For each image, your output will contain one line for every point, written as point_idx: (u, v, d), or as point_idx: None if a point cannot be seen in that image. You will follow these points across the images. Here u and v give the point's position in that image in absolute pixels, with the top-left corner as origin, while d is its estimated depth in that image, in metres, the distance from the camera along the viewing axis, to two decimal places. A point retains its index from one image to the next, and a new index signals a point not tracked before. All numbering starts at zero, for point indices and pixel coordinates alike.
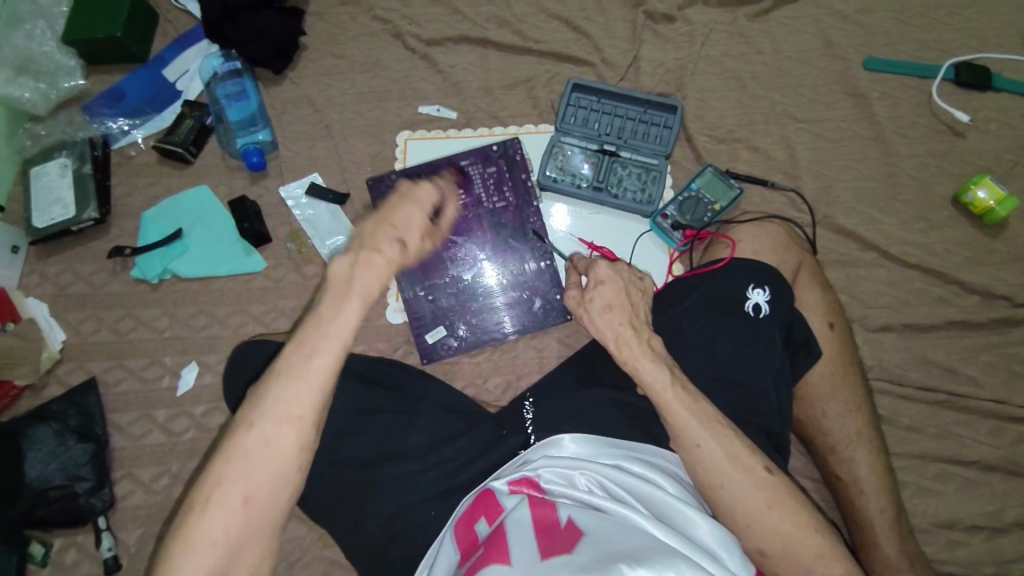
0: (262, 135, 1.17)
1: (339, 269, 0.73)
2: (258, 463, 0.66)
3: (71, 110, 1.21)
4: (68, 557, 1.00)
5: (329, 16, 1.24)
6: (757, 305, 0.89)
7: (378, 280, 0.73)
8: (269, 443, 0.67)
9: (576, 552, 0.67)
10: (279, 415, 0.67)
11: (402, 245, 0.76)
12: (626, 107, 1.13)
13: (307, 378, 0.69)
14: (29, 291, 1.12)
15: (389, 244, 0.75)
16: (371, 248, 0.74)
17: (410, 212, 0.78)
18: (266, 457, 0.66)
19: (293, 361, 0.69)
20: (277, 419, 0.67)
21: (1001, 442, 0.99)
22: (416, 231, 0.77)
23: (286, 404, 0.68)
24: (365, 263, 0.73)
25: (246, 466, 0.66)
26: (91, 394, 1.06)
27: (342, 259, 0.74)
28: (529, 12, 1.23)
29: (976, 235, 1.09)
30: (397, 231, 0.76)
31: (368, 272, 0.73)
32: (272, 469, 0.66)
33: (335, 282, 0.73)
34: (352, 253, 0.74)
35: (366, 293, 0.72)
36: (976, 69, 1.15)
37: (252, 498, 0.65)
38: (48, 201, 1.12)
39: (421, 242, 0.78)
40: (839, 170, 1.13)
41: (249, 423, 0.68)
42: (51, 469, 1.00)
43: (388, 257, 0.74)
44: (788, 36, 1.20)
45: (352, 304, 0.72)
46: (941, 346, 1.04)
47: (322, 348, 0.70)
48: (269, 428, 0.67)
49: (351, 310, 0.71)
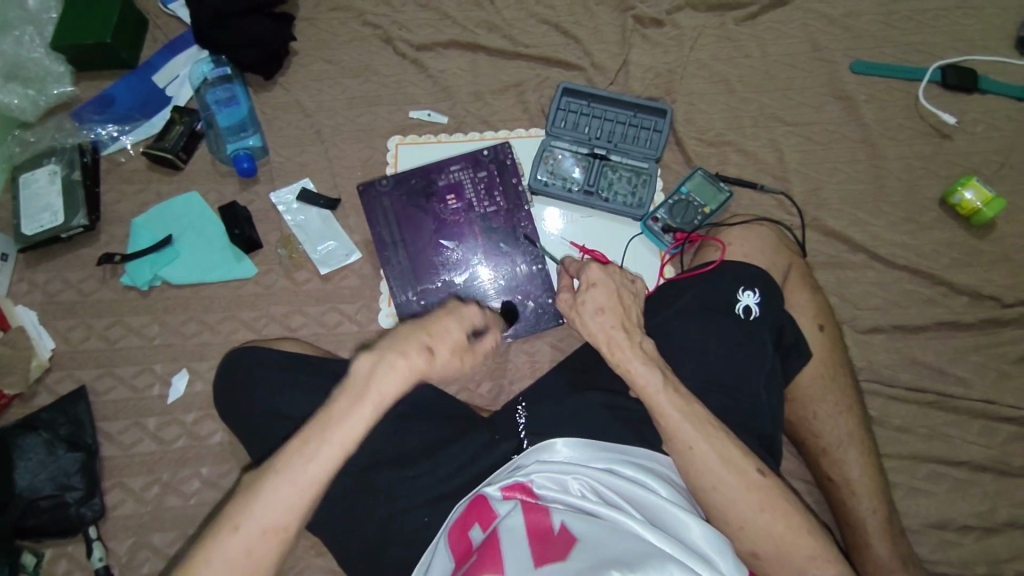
0: (252, 141, 1.17)
1: (363, 364, 0.74)
2: (234, 565, 0.67)
3: (60, 117, 1.20)
4: (59, 567, 1.00)
5: (318, 21, 1.24)
6: (747, 307, 0.90)
7: (395, 388, 0.73)
8: (251, 550, 0.68)
9: (570, 560, 0.67)
10: (266, 522, 0.69)
11: (430, 354, 0.75)
12: (615, 111, 1.14)
13: (299, 480, 0.70)
14: (18, 299, 1.11)
15: (417, 352, 0.75)
16: (399, 351, 0.74)
17: (449, 325, 0.78)
18: (241, 561, 0.68)
19: (291, 462, 0.71)
20: (265, 528, 0.69)
21: (991, 442, 1.00)
22: (447, 343, 0.76)
23: (271, 504, 0.69)
24: (390, 366, 0.73)
25: (224, 561, 0.67)
26: (80, 402, 1.05)
27: (365, 357, 0.75)
28: (519, 17, 1.24)
29: (964, 236, 1.10)
30: (430, 339, 0.76)
31: (391, 376, 0.73)
32: (250, 564, 0.68)
33: (353, 380, 0.74)
34: (379, 351, 0.75)
35: (379, 398, 0.73)
36: (961, 72, 1.16)
37: None
38: (37, 208, 1.11)
39: (449, 354, 0.76)
40: (828, 173, 1.14)
41: (234, 526, 0.69)
42: (40, 479, 1.00)
43: (413, 363, 0.74)
44: (776, 40, 1.21)
45: (363, 409, 0.72)
46: (931, 346, 1.05)
47: (320, 454, 0.71)
48: (255, 530, 0.68)
49: (364, 414, 0.72)
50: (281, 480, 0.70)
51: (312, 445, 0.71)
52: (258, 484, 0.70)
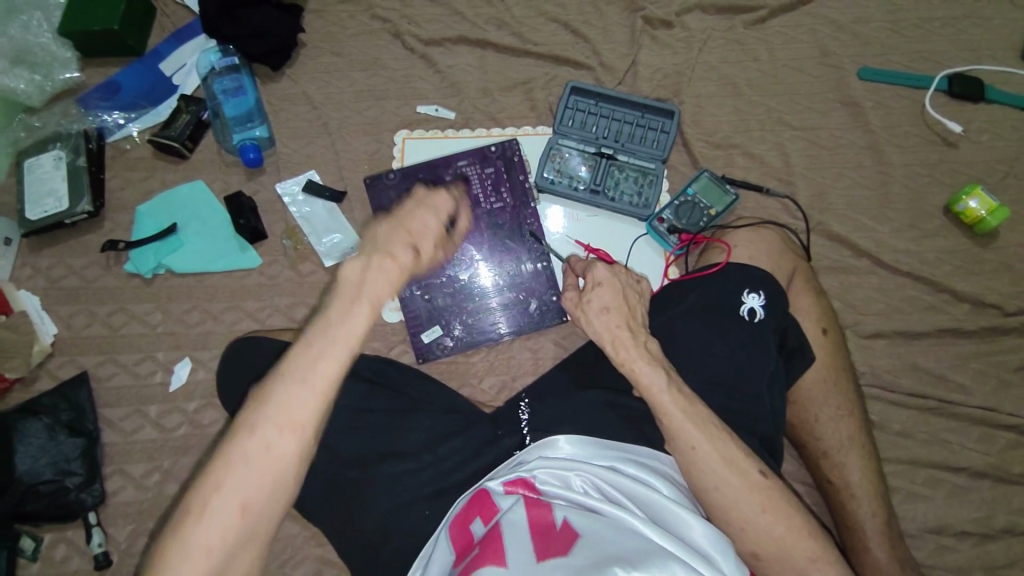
0: (259, 131, 1.17)
1: (351, 270, 0.72)
2: (258, 472, 0.64)
3: (66, 103, 1.20)
4: (58, 552, 1.00)
5: (328, 13, 1.24)
6: (751, 309, 0.90)
7: (387, 289, 0.72)
8: (269, 447, 0.64)
9: (572, 555, 0.67)
10: (281, 420, 0.65)
11: (416, 252, 0.75)
12: (623, 111, 1.14)
13: (310, 381, 0.67)
14: (21, 283, 1.11)
15: (404, 251, 0.74)
16: (385, 252, 0.73)
17: (425, 219, 0.77)
18: (265, 468, 0.64)
19: (295, 369, 0.67)
20: (278, 425, 0.65)
21: (990, 448, 1.00)
22: (429, 237, 0.76)
23: (286, 408, 0.66)
24: (378, 268, 0.72)
25: (239, 479, 0.63)
26: (82, 388, 1.05)
27: (354, 262, 0.73)
28: (529, 14, 1.24)
29: (967, 244, 1.10)
30: (411, 236, 0.75)
31: (379, 278, 0.72)
32: (269, 477, 0.64)
33: (345, 284, 0.72)
34: (367, 254, 0.73)
35: (374, 297, 0.71)
36: (968, 81, 1.17)
37: (250, 504, 0.63)
38: (41, 193, 1.11)
39: (433, 248, 0.77)
40: (833, 178, 1.14)
41: (249, 428, 0.65)
42: (41, 464, 1.00)
43: (399, 262, 0.73)
44: (784, 44, 1.21)
45: (363, 309, 0.70)
46: (932, 353, 1.05)
47: (332, 349, 0.68)
48: (270, 433, 0.65)
49: (360, 319, 0.70)
50: (283, 389, 0.66)
51: (311, 350, 0.68)
52: (264, 396, 0.66)
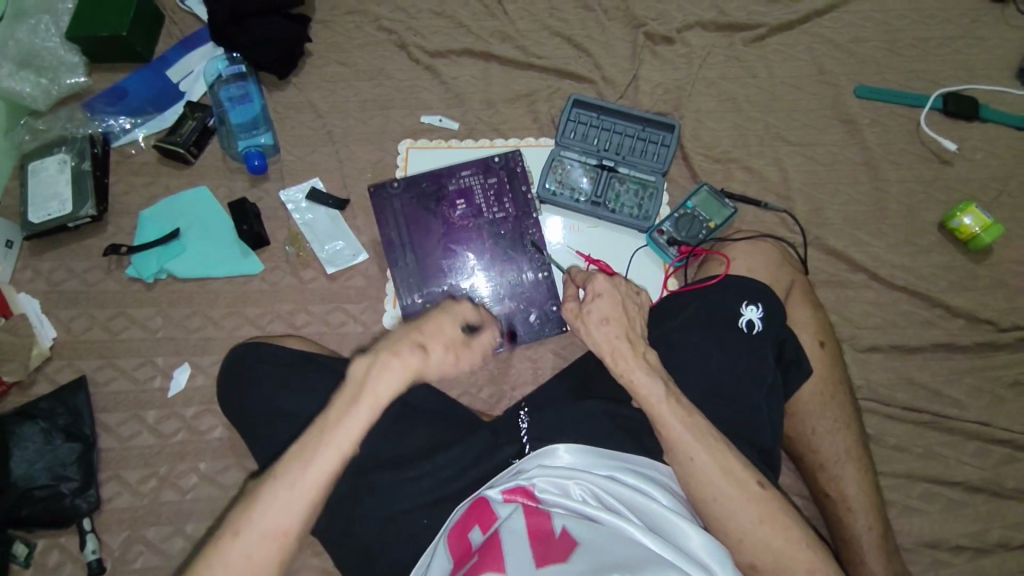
0: (263, 138, 1.18)
1: (359, 369, 0.79)
2: (245, 562, 0.70)
3: (72, 107, 1.21)
4: (52, 558, 0.99)
5: (333, 24, 1.25)
6: (750, 321, 0.91)
7: (393, 388, 0.77)
8: (261, 529, 0.71)
9: (571, 562, 0.67)
10: (267, 526, 0.71)
11: (423, 352, 0.79)
12: (624, 125, 1.15)
13: (296, 490, 0.73)
14: (21, 286, 1.11)
15: (410, 351, 0.79)
16: (392, 352, 0.79)
17: (441, 323, 0.81)
18: (248, 569, 0.70)
19: (279, 487, 0.73)
20: (262, 533, 0.71)
21: (984, 463, 1.01)
22: (439, 340, 0.80)
23: (283, 490, 0.73)
24: (384, 367, 0.77)
25: (225, 569, 0.70)
26: (80, 392, 1.05)
27: (365, 359, 0.79)
28: (532, 28, 1.26)
29: (962, 260, 1.12)
30: (422, 338, 0.80)
31: (387, 377, 0.77)
32: (249, 575, 0.70)
33: (351, 384, 0.78)
34: (374, 355, 0.79)
35: (378, 398, 0.76)
36: (963, 100, 1.19)
37: (237, 573, 0.70)
38: (45, 196, 1.11)
39: (442, 352, 0.80)
40: (830, 194, 1.16)
41: (250, 505, 0.73)
42: (37, 468, 1.00)
43: (407, 364, 0.78)
44: (783, 62, 1.23)
45: (365, 403, 0.76)
46: (927, 367, 1.06)
47: (316, 460, 0.74)
48: (264, 510, 0.72)
49: (358, 418, 0.75)
50: (267, 502, 0.72)
51: (304, 455, 0.74)
52: (256, 495, 0.73)
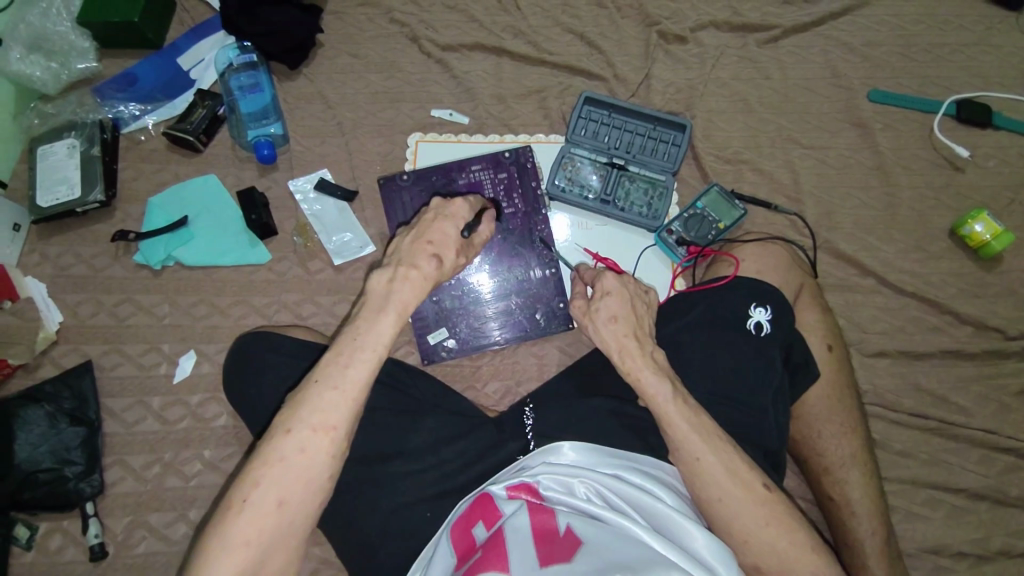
0: (273, 128, 1.17)
1: (379, 282, 0.79)
2: (298, 461, 0.69)
3: (81, 92, 1.20)
4: (53, 541, 0.99)
5: (346, 15, 1.25)
6: (759, 323, 0.90)
7: (415, 296, 0.78)
8: (304, 451, 0.70)
9: (575, 562, 0.67)
10: (316, 421, 0.71)
11: (439, 261, 0.80)
12: (635, 123, 1.15)
13: (342, 389, 0.72)
14: (28, 270, 1.11)
15: (427, 261, 0.80)
16: (410, 263, 0.80)
17: (445, 228, 0.83)
18: (302, 465, 0.69)
19: (321, 389, 0.72)
20: (313, 428, 0.70)
21: (989, 471, 1.01)
22: (451, 246, 0.82)
23: (321, 413, 0.71)
24: (403, 278, 0.79)
25: (280, 469, 0.68)
26: (86, 377, 1.05)
27: (381, 273, 0.79)
28: (545, 24, 1.25)
29: (971, 267, 1.11)
30: (433, 247, 0.81)
31: (406, 288, 0.78)
32: (305, 475, 0.69)
33: (373, 295, 0.78)
34: (392, 267, 0.80)
35: (402, 308, 0.77)
36: (977, 106, 1.18)
37: (286, 502, 0.68)
38: (54, 180, 1.11)
39: (454, 256, 0.82)
40: (841, 198, 1.15)
41: (287, 430, 0.71)
42: (41, 452, 1.00)
43: (425, 272, 0.79)
44: (796, 64, 1.23)
45: (388, 318, 0.76)
46: (934, 373, 1.06)
47: (354, 364, 0.74)
48: (304, 432, 0.70)
49: (388, 323, 0.76)
50: (314, 403, 0.71)
51: (340, 361, 0.74)
52: (302, 396, 0.72)
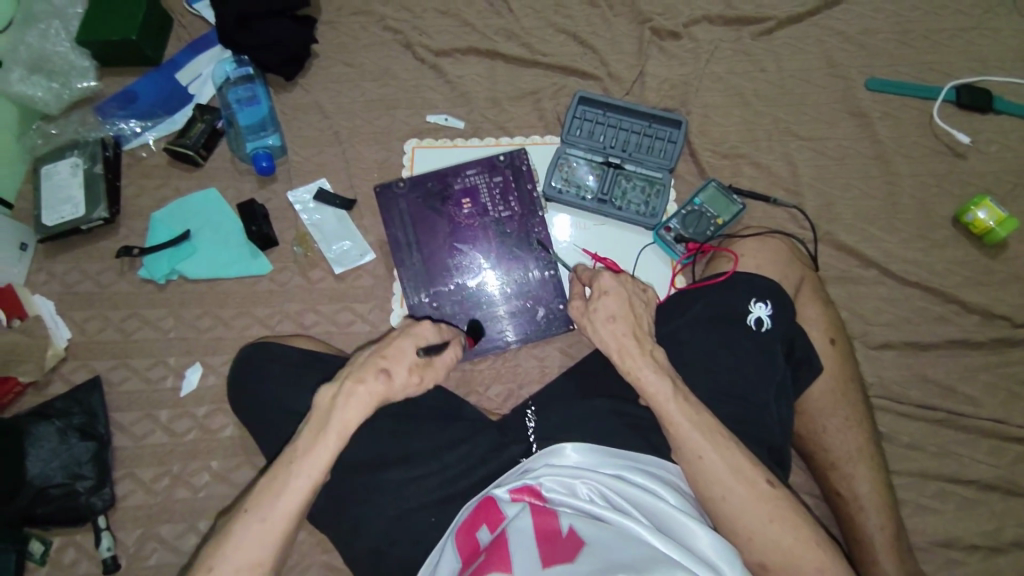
0: (272, 139, 1.19)
1: (325, 397, 0.80)
2: (236, 555, 0.73)
3: (83, 111, 1.22)
4: (66, 556, 1.01)
5: (340, 25, 1.26)
6: (759, 319, 0.90)
7: (360, 414, 0.79)
8: None
9: (578, 562, 0.67)
10: (241, 556, 0.73)
11: (387, 376, 0.80)
12: (630, 121, 1.15)
13: (269, 522, 0.75)
14: (36, 288, 1.13)
15: (375, 377, 0.80)
16: (358, 378, 0.80)
17: (403, 345, 0.82)
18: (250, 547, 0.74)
19: (263, 501, 0.76)
20: (236, 563, 0.73)
21: (999, 460, 1.00)
22: (403, 363, 0.81)
23: (244, 545, 0.74)
24: (349, 395, 0.79)
25: (223, 568, 0.73)
26: (94, 392, 1.06)
27: (329, 389, 0.81)
28: (538, 25, 1.25)
29: (975, 254, 1.10)
30: (385, 360, 0.81)
31: (351, 408, 0.78)
32: None
33: (319, 414, 0.80)
34: (340, 382, 0.81)
35: (343, 426, 0.78)
36: (977, 92, 1.17)
37: None
38: (58, 199, 1.13)
39: (406, 374, 0.81)
40: (841, 189, 1.15)
41: (209, 567, 0.74)
42: (52, 468, 1.01)
43: (371, 390, 0.79)
44: (792, 55, 1.22)
45: (327, 441, 0.78)
46: (940, 364, 1.05)
47: (295, 484, 0.76)
48: (228, 567, 0.73)
49: (327, 442, 0.78)
50: (254, 518, 0.75)
51: (240, 530, 0.75)
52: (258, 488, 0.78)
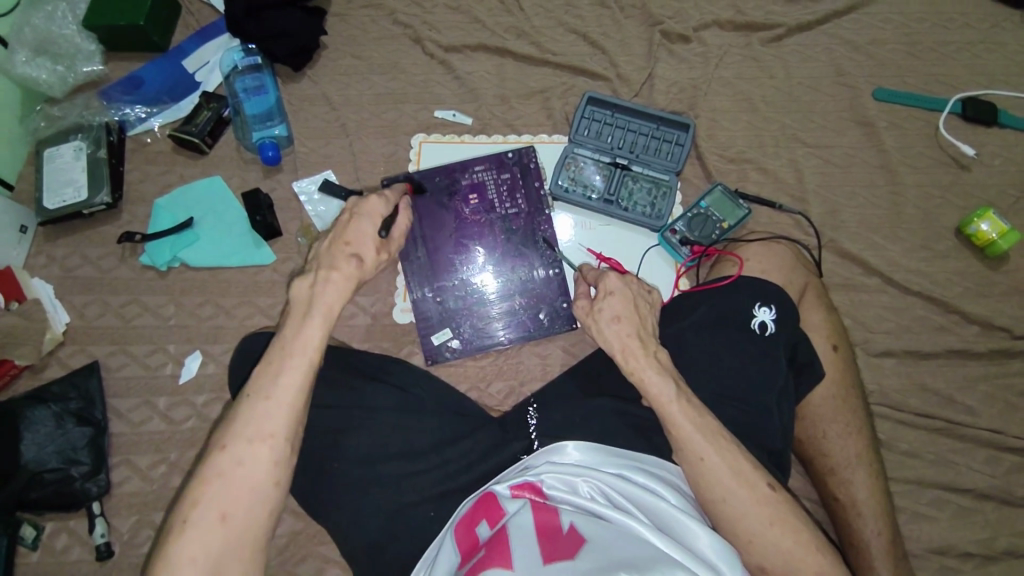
0: (278, 129, 1.17)
1: (301, 288, 0.82)
2: (218, 495, 0.70)
3: (88, 95, 1.21)
4: (59, 542, 1.00)
5: (350, 17, 1.25)
6: (762, 323, 0.90)
7: (339, 297, 0.81)
8: (242, 461, 0.72)
9: (578, 558, 0.67)
10: (253, 430, 0.73)
11: (359, 259, 0.84)
12: (638, 123, 1.15)
13: (274, 398, 0.75)
14: (35, 271, 1.12)
15: (347, 261, 0.83)
16: (330, 265, 0.83)
17: (363, 227, 0.87)
18: (241, 475, 0.71)
19: (234, 436, 0.73)
20: (251, 439, 0.73)
21: (996, 471, 1.00)
22: (369, 243, 0.86)
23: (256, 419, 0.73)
24: (326, 280, 0.82)
25: (216, 493, 0.70)
26: (92, 377, 1.05)
27: (302, 279, 0.82)
28: (548, 25, 1.25)
29: (977, 266, 1.11)
30: (352, 247, 0.85)
31: (330, 289, 0.81)
32: (246, 483, 0.71)
33: (297, 303, 0.81)
34: (313, 272, 0.83)
35: (326, 310, 0.80)
36: (982, 105, 1.18)
37: (229, 514, 0.69)
38: (60, 182, 1.12)
39: (375, 254, 0.86)
40: (846, 197, 1.15)
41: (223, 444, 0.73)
42: (47, 452, 1.00)
43: (345, 273, 0.82)
44: (800, 63, 1.22)
45: (314, 323, 0.79)
46: (940, 373, 1.05)
47: (266, 410, 0.74)
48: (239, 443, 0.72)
49: (314, 326, 0.79)
50: (229, 455, 0.72)
51: (246, 412, 0.74)
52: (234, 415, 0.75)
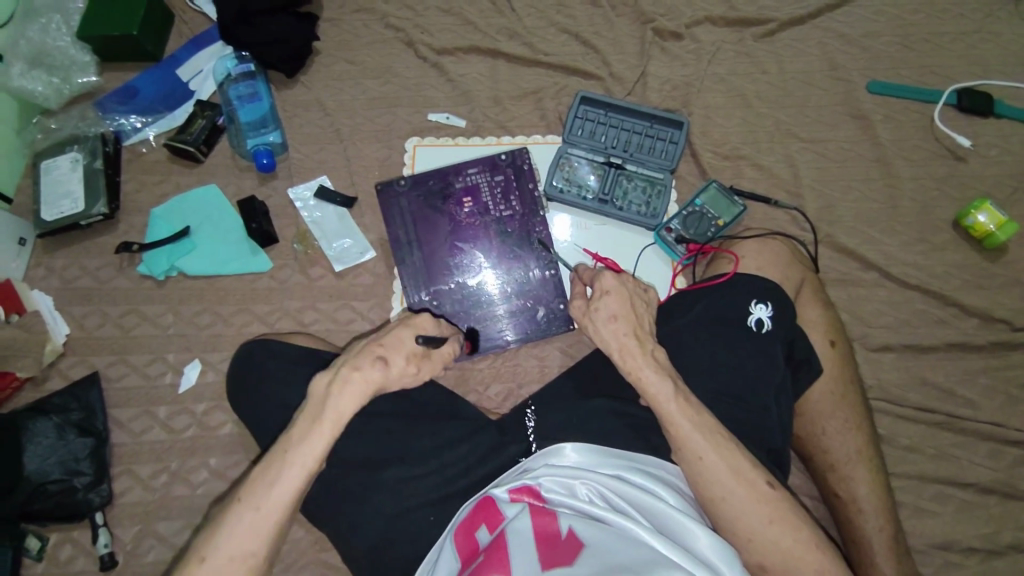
0: (273, 137, 1.19)
1: (319, 386, 0.79)
2: None
3: (83, 107, 1.22)
4: (63, 552, 1.00)
5: (341, 22, 1.25)
6: (759, 320, 0.90)
7: (353, 404, 0.77)
8: (220, 573, 0.71)
9: (577, 565, 0.67)
10: (234, 543, 0.72)
11: (385, 364, 0.79)
12: (632, 122, 1.15)
13: (264, 509, 0.74)
14: (34, 284, 1.12)
15: (372, 366, 0.79)
16: (352, 366, 0.79)
17: (401, 334, 0.81)
18: None
19: (221, 536, 0.73)
20: (231, 556, 0.72)
21: (998, 464, 1.00)
22: (399, 352, 0.80)
23: (238, 531, 0.73)
24: (345, 381, 0.78)
25: None
26: (93, 388, 1.06)
27: (323, 377, 0.79)
28: (540, 25, 1.25)
29: (975, 258, 1.10)
30: (381, 350, 0.80)
31: (343, 397, 0.77)
32: None
33: (313, 401, 0.78)
34: (337, 368, 0.79)
35: (336, 417, 0.77)
36: (977, 96, 1.17)
37: None
38: (57, 194, 1.12)
39: (403, 362, 0.80)
40: (842, 191, 1.15)
41: (205, 554, 0.73)
42: (49, 463, 1.01)
43: (366, 380, 0.78)
44: (793, 57, 1.22)
45: (321, 433, 0.77)
46: (940, 367, 1.05)
47: (261, 512, 0.74)
48: (221, 553, 0.72)
49: (321, 437, 0.77)
50: (213, 551, 0.72)
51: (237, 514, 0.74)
52: (223, 518, 0.74)
